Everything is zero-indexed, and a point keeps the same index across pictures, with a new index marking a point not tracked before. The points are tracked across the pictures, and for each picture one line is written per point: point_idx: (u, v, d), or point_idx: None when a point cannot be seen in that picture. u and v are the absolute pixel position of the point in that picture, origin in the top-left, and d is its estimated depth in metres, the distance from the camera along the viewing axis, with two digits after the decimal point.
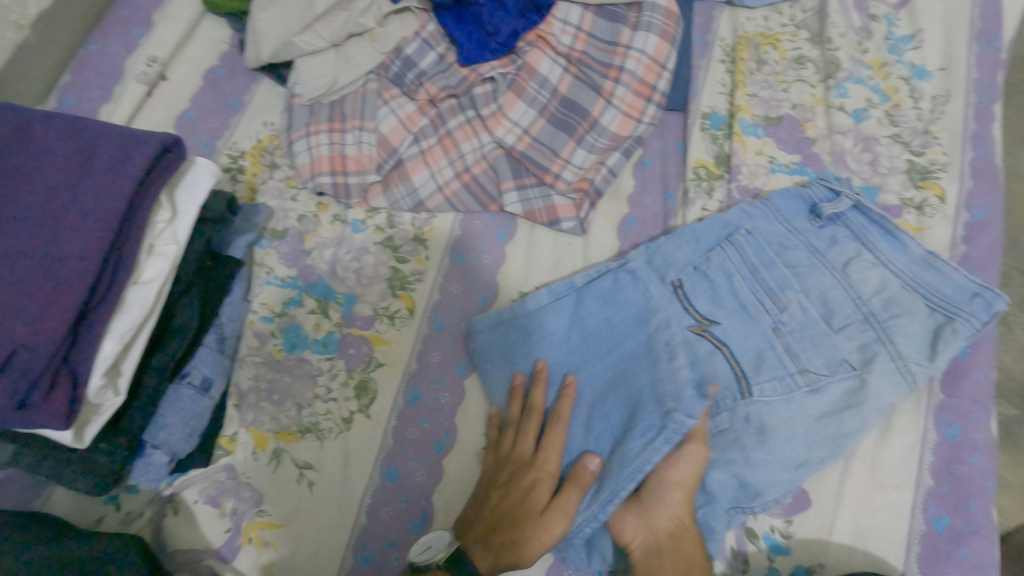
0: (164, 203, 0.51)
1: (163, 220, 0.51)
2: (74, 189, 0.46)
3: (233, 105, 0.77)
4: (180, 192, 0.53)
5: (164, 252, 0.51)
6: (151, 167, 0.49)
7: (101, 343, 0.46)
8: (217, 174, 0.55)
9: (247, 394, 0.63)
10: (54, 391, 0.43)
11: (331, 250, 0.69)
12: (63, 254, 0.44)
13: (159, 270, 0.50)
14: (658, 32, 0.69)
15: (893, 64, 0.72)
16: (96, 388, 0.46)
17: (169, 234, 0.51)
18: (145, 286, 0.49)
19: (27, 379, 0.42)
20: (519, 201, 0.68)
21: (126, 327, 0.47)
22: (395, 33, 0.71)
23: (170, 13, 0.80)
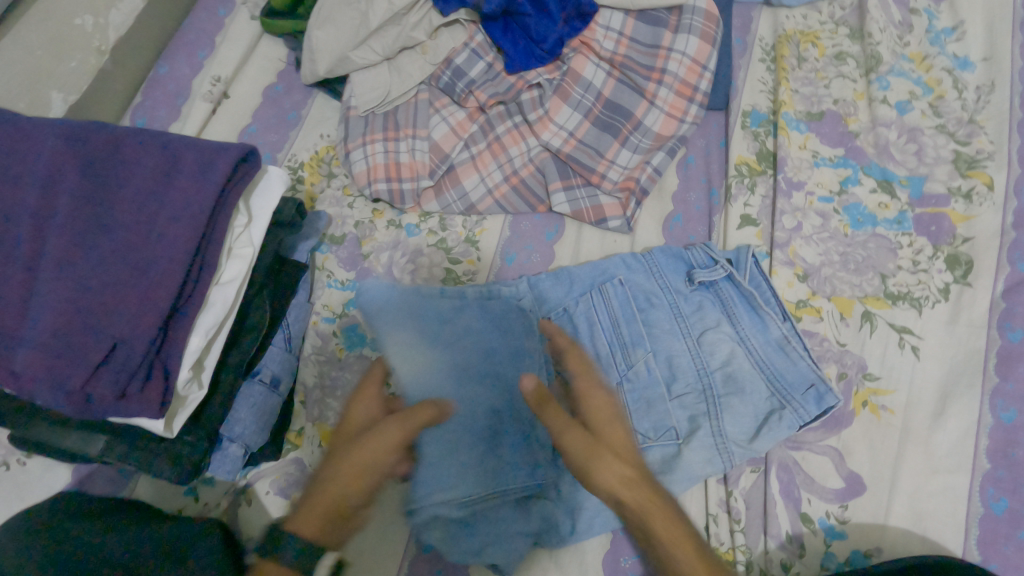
0: (241, 209, 0.55)
1: (240, 224, 0.54)
2: (163, 196, 0.50)
3: (292, 119, 0.82)
4: (255, 199, 0.56)
5: (241, 254, 0.54)
6: (230, 174, 0.52)
7: (188, 340, 0.50)
8: (286, 182, 0.59)
9: (313, 390, 0.67)
10: (149, 382, 0.47)
11: (388, 253, 0.72)
12: (156, 257, 0.48)
13: (237, 271, 0.54)
14: (699, 34, 0.71)
15: (935, 56, 0.72)
16: (184, 380, 0.50)
17: (245, 238, 0.55)
18: (226, 286, 0.53)
19: (126, 372, 0.46)
20: (567, 200, 0.71)
21: (209, 324, 0.51)
22: (444, 45, 0.74)
23: (230, 36, 0.85)
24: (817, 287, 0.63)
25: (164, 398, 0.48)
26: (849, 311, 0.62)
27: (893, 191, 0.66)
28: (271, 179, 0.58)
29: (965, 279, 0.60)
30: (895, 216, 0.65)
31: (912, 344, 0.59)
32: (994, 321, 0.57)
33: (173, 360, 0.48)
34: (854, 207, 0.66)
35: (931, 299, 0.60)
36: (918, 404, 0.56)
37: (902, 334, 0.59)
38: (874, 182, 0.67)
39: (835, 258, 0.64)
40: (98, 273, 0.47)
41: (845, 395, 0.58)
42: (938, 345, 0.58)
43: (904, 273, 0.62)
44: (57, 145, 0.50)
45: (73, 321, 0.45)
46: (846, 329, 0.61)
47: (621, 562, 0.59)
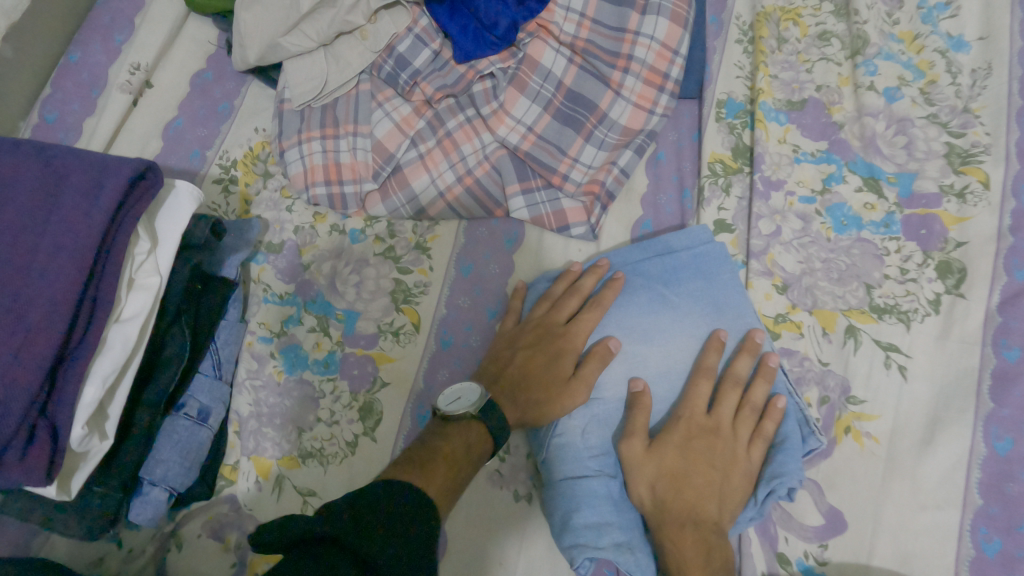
0: (143, 232, 0.48)
1: (143, 251, 0.47)
2: (42, 226, 0.43)
3: (223, 112, 0.74)
4: (160, 221, 0.49)
5: (146, 286, 0.47)
6: (125, 196, 0.45)
7: (82, 390, 0.43)
8: (198, 197, 0.51)
9: (249, 420, 0.61)
10: (32, 446, 0.41)
11: (330, 262, 0.66)
12: (35, 300, 0.41)
13: (140, 306, 0.47)
14: (669, 16, 0.63)
15: (927, 35, 0.66)
16: (78, 437, 0.43)
17: (150, 265, 0.48)
18: (127, 324, 0.46)
19: (1, 435, 0.39)
20: (525, 206, 0.64)
21: (107, 370, 0.45)
22: (385, 30, 0.66)
23: (152, 17, 0.76)
24: (797, 299, 0.58)
25: (53, 461, 0.41)
26: (832, 326, 0.56)
27: (880, 190, 0.60)
28: (181, 193, 0.51)
29: (958, 289, 0.55)
30: (882, 218, 0.59)
31: (899, 364, 0.54)
32: (989, 337, 0.52)
33: (63, 417, 0.42)
34: (838, 208, 0.60)
35: (920, 312, 0.55)
36: (906, 431, 0.52)
37: (889, 352, 0.54)
38: (860, 179, 0.61)
39: (817, 266, 0.59)
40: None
41: (825, 421, 0.54)
42: (927, 364, 0.53)
43: (891, 283, 0.57)
44: None
45: None
46: (828, 346, 0.56)
47: None
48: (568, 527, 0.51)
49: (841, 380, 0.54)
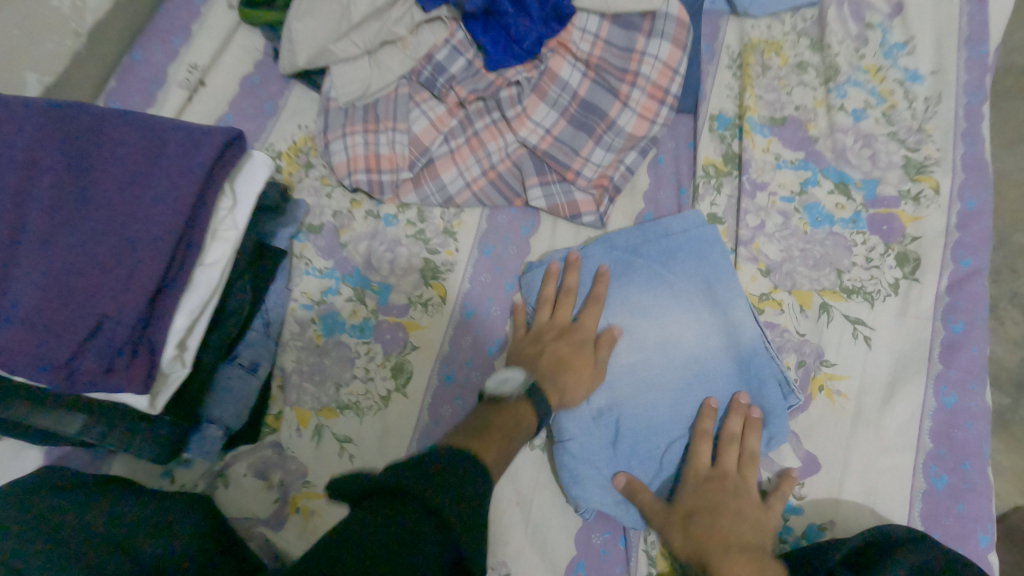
0: (227, 192, 0.56)
1: (226, 207, 0.55)
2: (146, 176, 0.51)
3: (269, 110, 0.82)
4: (239, 183, 0.57)
5: (226, 237, 0.55)
6: (216, 159, 0.53)
7: (174, 319, 0.51)
8: (271, 166, 0.60)
9: (291, 374, 0.68)
10: (135, 361, 0.48)
11: (365, 242, 0.74)
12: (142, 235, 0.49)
13: (222, 254, 0.54)
14: (671, 40, 0.74)
15: (888, 68, 0.77)
16: (169, 358, 0.50)
17: (230, 221, 0.56)
18: (211, 268, 0.54)
19: (112, 349, 0.46)
20: (543, 196, 0.73)
21: (195, 305, 0.52)
22: (425, 41, 0.76)
23: (208, 24, 0.84)
24: (779, 282, 0.67)
25: (150, 376, 0.48)
26: (808, 303, 0.65)
27: (849, 193, 0.70)
28: (255, 164, 0.59)
29: (913, 275, 0.65)
30: (850, 216, 0.69)
31: (865, 335, 0.63)
32: (940, 315, 0.62)
33: (159, 339, 0.49)
34: (814, 207, 0.70)
35: (883, 293, 0.64)
36: (871, 389, 0.60)
37: (856, 325, 0.63)
38: (832, 183, 0.71)
39: (796, 255, 0.68)
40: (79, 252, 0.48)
41: (802, 380, 0.62)
42: (888, 335, 0.62)
43: (858, 269, 0.66)
44: (38, 125, 0.50)
45: (55, 301, 0.46)
46: (805, 320, 0.65)
47: (591, 539, 0.61)
48: (579, 482, 0.59)
49: (817, 347, 0.63)
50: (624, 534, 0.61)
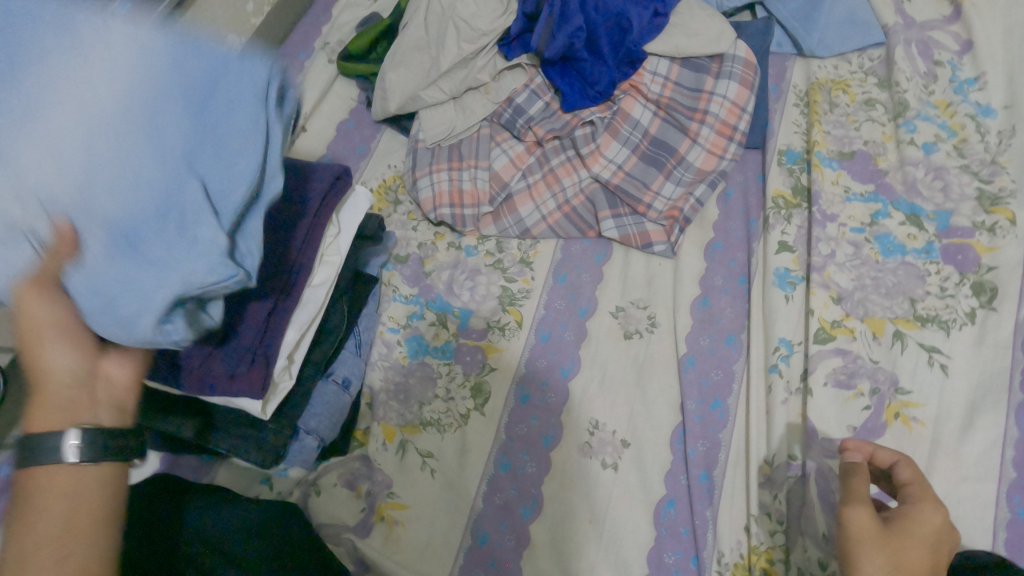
0: (335, 220, 0.63)
1: (332, 234, 0.62)
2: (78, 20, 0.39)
3: (362, 151, 0.90)
4: (345, 213, 0.65)
5: (332, 260, 0.61)
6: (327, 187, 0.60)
7: (287, 333, 0.57)
8: (370, 199, 0.67)
9: (379, 392, 0.72)
10: (254, 368, 0.53)
11: (448, 271, 0.79)
12: (158, 101, 0.39)
13: (326, 276, 0.61)
14: (739, 80, 0.78)
15: (958, 103, 0.78)
16: (280, 368, 0.57)
17: (334, 247, 0.62)
18: (318, 288, 0.60)
19: (238, 356, 0.53)
20: (615, 227, 0.77)
21: (303, 320, 0.58)
22: (507, 86, 0.82)
23: (311, 76, 0.93)
24: (850, 309, 0.68)
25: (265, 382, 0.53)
26: (881, 331, 0.66)
27: (921, 224, 0.71)
28: (358, 197, 0.67)
29: (990, 304, 0.65)
30: (923, 246, 0.70)
31: (940, 362, 0.63)
32: (1020, 344, 0.62)
33: (273, 349, 0.55)
34: (885, 236, 0.71)
35: (958, 322, 0.65)
36: (948, 416, 0.60)
37: (931, 353, 0.64)
38: (903, 215, 0.72)
39: (867, 282, 0.69)
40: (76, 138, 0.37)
41: (876, 407, 0.62)
42: (965, 363, 0.62)
43: (932, 298, 0.67)
44: None
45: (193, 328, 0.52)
46: (878, 347, 0.65)
47: (665, 560, 0.62)
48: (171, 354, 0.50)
49: (889, 372, 0.64)
50: (696, 554, 0.61)
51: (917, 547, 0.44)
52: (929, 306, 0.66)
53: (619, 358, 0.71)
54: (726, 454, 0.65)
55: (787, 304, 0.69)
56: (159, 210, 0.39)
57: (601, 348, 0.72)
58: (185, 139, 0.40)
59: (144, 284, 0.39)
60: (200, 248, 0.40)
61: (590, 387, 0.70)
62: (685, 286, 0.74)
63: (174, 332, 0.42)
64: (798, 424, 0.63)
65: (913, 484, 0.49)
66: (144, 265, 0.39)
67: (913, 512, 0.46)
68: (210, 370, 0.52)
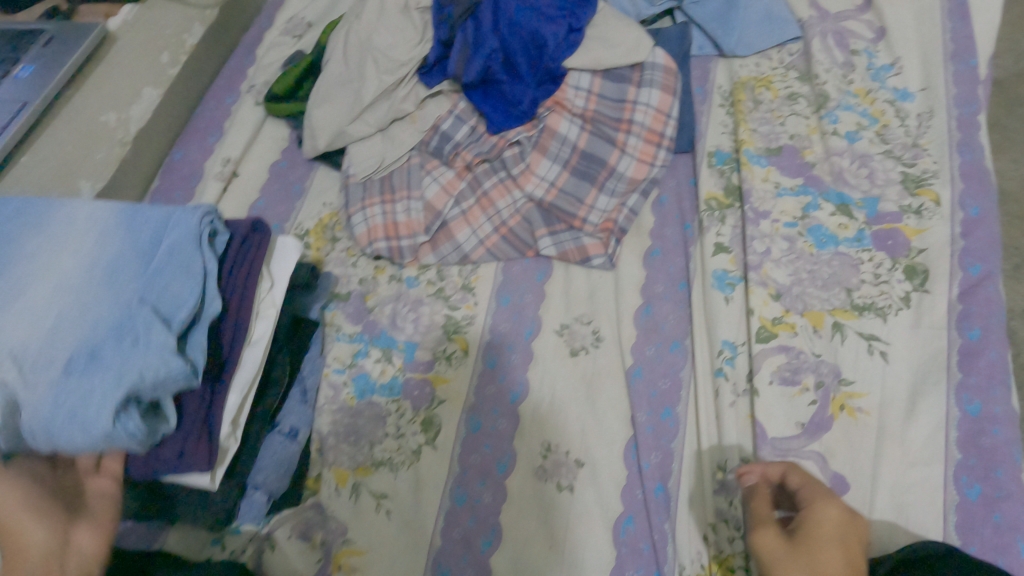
0: (265, 274, 0.62)
1: (266, 288, 0.62)
2: (47, 221, 0.55)
3: (297, 191, 0.88)
4: (275, 266, 0.64)
5: (266, 314, 0.61)
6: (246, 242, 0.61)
7: (227, 397, 0.56)
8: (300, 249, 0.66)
9: (328, 436, 0.71)
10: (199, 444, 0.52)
11: (391, 304, 0.78)
12: (107, 262, 0.52)
13: (265, 331, 0.60)
14: (660, 87, 0.78)
15: (877, 90, 0.79)
16: (225, 435, 0.55)
17: (270, 300, 0.62)
18: (256, 345, 0.59)
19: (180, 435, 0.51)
20: (553, 244, 0.77)
21: (244, 383, 0.57)
22: (431, 113, 0.81)
23: (238, 120, 0.92)
24: (789, 305, 0.68)
25: (212, 454, 0.52)
26: (821, 324, 0.66)
27: (851, 213, 0.72)
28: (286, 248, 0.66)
29: (924, 286, 0.65)
30: (855, 234, 0.70)
31: (880, 350, 0.63)
32: (954, 323, 0.62)
33: (216, 417, 0.54)
34: (817, 229, 0.72)
35: (894, 307, 0.65)
36: (892, 403, 0.60)
37: (871, 341, 0.64)
38: (833, 206, 0.73)
39: (804, 276, 0.69)
40: (60, 300, 0.49)
41: (823, 401, 0.62)
42: (904, 348, 0.62)
43: (868, 286, 0.67)
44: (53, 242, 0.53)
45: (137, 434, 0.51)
46: (819, 340, 0.65)
47: None
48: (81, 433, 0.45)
49: (830, 364, 0.64)
50: (658, 569, 0.60)
51: (826, 549, 0.45)
52: (865, 295, 0.66)
53: (567, 377, 0.70)
54: (680, 463, 0.64)
55: (728, 306, 0.69)
56: (112, 330, 0.48)
57: (548, 368, 0.71)
58: (136, 285, 0.50)
59: (92, 393, 0.45)
60: (144, 351, 0.47)
61: (540, 409, 0.69)
62: (626, 298, 0.73)
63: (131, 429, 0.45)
64: (748, 427, 0.63)
65: (805, 490, 0.50)
66: (97, 374, 0.46)
67: (811, 521, 0.47)
68: (158, 450, 0.51)
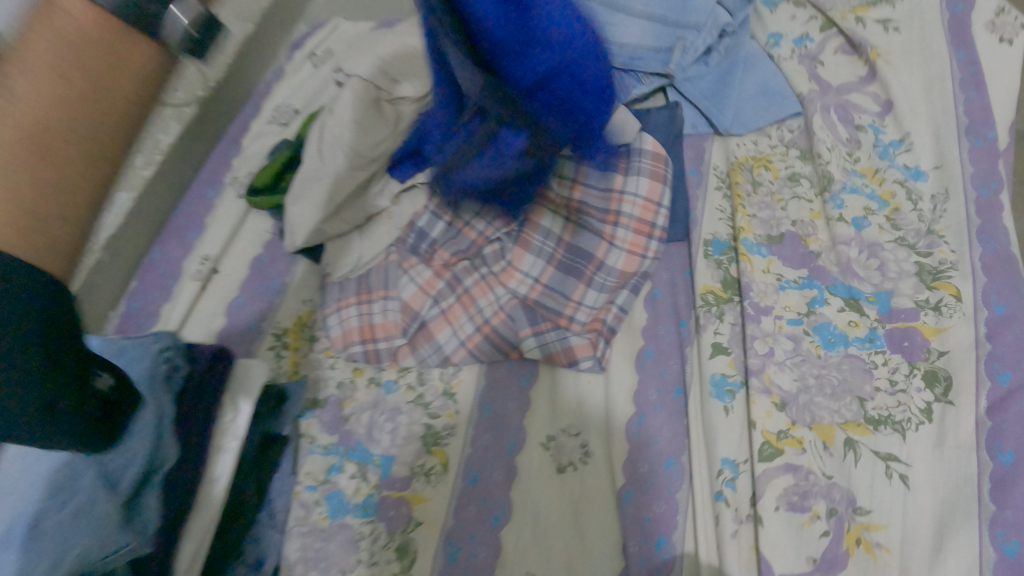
0: (228, 403, 0.58)
1: (229, 417, 0.58)
2: None
3: (277, 288, 0.85)
4: (241, 392, 0.59)
5: (229, 448, 0.56)
6: (209, 368, 0.57)
7: (182, 545, 0.52)
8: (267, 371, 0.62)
9: (296, 565, 0.65)
10: None
11: (369, 413, 0.72)
12: None
13: (226, 468, 0.56)
14: (648, 175, 0.73)
15: (885, 169, 0.74)
16: None
17: (233, 430, 0.57)
18: (215, 485, 0.55)
19: None
20: (536, 345, 0.71)
21: (200, 528, 0.53)
22: (406, 211, 0.79)
23: (219, 216, 0.90)
24: (796, 417, 0.61)
25: None
26: (831, 440, 0.59)
27: (861, 308, 0.66)
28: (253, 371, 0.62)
29: (946, 397, 0.58)
30: (866, 333, 0.64)
31: (900, 473, 0.56)
32: (984, 442, 0.55)
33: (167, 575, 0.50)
34: (825, 327, 0.65)
35: (914, 422, 0.58)
36: (914, 539, 0.53)
37: (888, 462, 0.57)
38: (842, 300, 0.67)
39: (811, 383, 0.63)
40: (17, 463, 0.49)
41: (836, 533, 0.55)
42: (927, 472, 0.55)
43: (883, 394, 0.60)
44: None
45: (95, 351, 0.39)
46: (830, 459, 0.58)
47: None
48: None
49: (845, 491, 0.57)
50: None
51: None
52: (881, 408, 0.60)
53: (553, 497, 0.65)
54: None
55: (728, 418, 0.63)
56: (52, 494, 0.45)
57: (533, 487, 0.66)
58: None
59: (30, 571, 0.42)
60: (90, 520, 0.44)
61: (523, 536, 0.63)
62: (617, 406, 0.67)
63: None
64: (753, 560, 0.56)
65: None
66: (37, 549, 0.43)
67: None
68: None
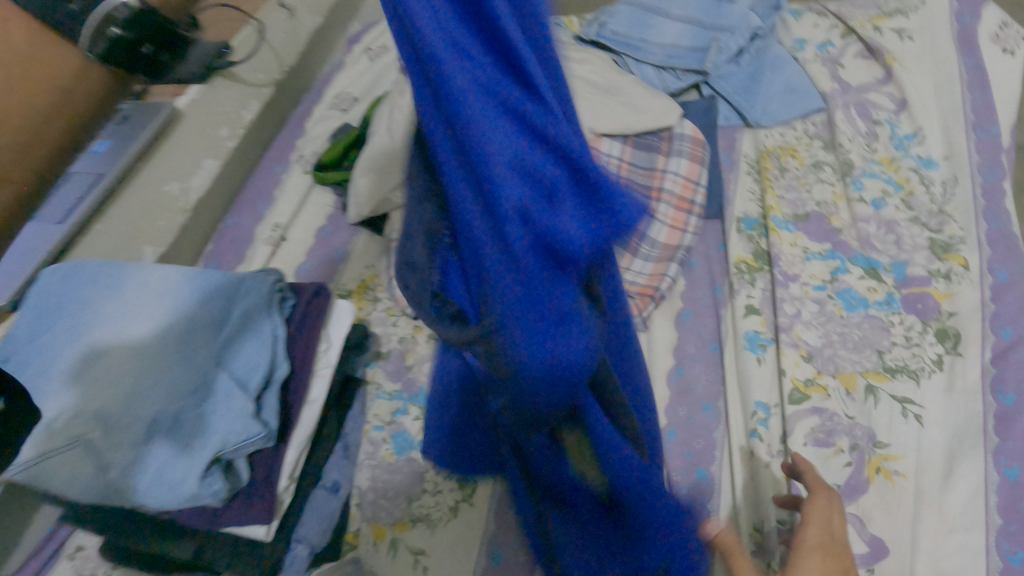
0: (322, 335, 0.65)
1: (322, 348, 0.65)
2: (119, 279, 0.60)
3: (340, 254, 0.92)
4: (332, 328, 0.67)
5: (323, 374, 0.64)
6: (307, 304, 0.65)
7: (287, 452, 0.59)
8: (354, 311, 0.69)
9: (367, 492, 0.72)
10: (258, 499, 0.56)
11: (429, 363, 0.81)
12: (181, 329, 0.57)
13: (321, 390, 0.63)
14: (688, 156, 0.82)
15: (901, 158, 0.82)
16: (284, 487, 0.58)
17: (326, 359, 0.65)
18: (313, 404, 0.62)
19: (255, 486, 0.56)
20: None
21: (301, 439, 0.60)
22: None
23: (287, 189, 0.98)
24: (822, 367, 0.69)
25: (272, 508, 0.56)
26: (853, 386, 0.67)
27: (879, 276, 0.74)
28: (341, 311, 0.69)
29: (956, 348, 0.67)
30: (884, 297, 0.72)
31: (915, 413, 0.64)
32: (988, 386, 0.64)
33: (276, 473, 0.57)
34: (847, 292, 0.73)
35: (927, 370, 0.66)
36: (928, 468, 0.61)
37: (905, 403, 0.64)
38: (862, 269, 0.75)
39: (835, 338, 0.70)
40: None
41: (858, 463, 0.62)
42: (939, 411, 0.63)
43: (899, 348, 0.68)
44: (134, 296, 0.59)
45: None
46: (852, 403, 0.66)
47: None
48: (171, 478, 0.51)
49: (866, 428, 0.64)
50: None
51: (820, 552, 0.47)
52: (899, 359, 0.67)
53: None
54: None
55: (760, 367, 0.71)
56: (192, 396, 0.54)
57: None
58: (209, 352, 0.56)
59: (182, 458, 0.52)
60: (229, 421, 0.53)
61: None
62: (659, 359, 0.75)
63: (217, 488, 0.52)
64: (784, 488, 0.63)
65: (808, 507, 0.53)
66: (187, 441, 0.52)
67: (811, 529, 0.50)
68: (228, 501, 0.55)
